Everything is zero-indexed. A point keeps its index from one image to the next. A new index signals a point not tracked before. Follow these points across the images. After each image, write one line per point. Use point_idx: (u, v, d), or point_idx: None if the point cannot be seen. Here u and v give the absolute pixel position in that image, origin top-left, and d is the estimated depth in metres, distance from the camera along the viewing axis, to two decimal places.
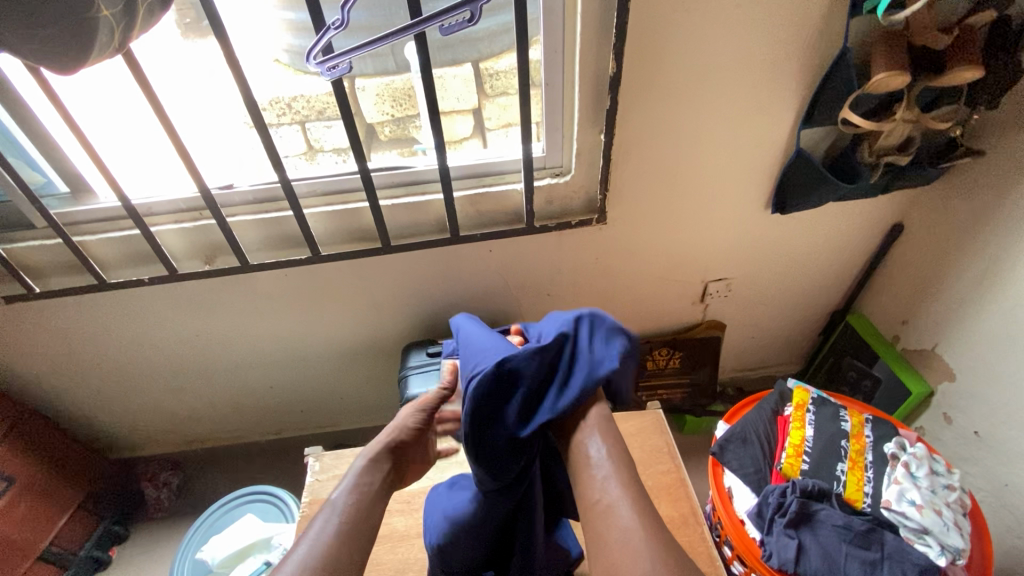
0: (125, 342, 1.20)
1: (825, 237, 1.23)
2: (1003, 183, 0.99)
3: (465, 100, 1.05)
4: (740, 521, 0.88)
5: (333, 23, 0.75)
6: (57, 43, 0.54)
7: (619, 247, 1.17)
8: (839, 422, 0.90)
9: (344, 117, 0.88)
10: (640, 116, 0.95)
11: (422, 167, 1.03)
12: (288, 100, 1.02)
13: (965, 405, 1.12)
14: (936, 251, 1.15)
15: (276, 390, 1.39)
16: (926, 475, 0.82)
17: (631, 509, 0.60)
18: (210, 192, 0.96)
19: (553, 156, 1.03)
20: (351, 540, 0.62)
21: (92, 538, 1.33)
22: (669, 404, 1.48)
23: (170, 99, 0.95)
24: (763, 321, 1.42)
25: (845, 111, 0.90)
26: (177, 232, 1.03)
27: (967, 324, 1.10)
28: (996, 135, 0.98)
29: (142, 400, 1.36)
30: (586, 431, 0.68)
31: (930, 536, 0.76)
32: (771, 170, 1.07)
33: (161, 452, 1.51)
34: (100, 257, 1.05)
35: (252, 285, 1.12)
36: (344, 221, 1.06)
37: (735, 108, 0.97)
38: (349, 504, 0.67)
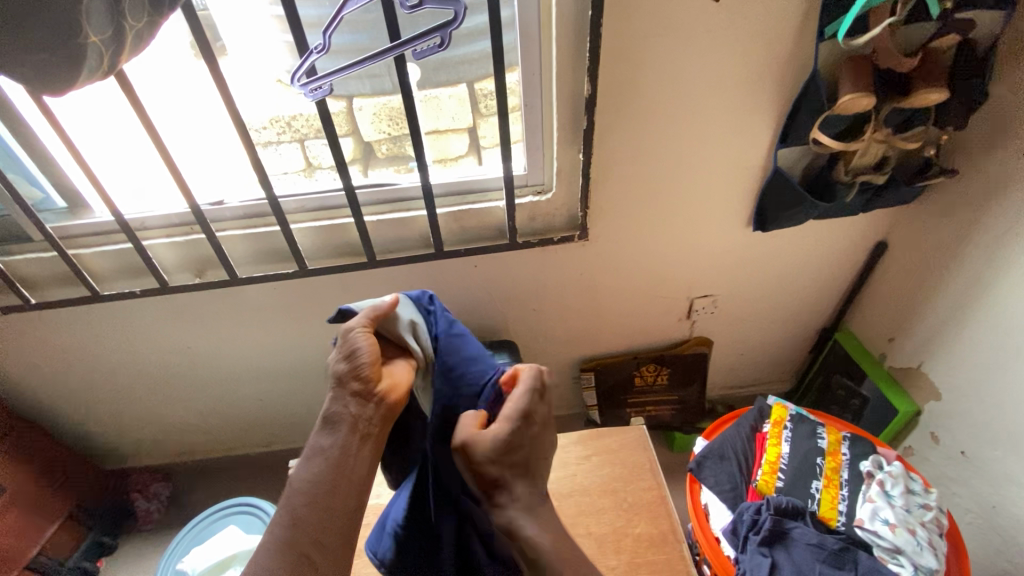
0: (117, 354, 1.23)
1: (810, 254, 1.23)
2: (981, 201, 0.99)
3: (460, 119, 1.07)
4: (716, 539, 0.89)
5: (316, 47, 0.77)
6: (47, 68, 0.58)
7: (603, 263, 1.19)
8: (815, 439, 0.91)
9: (329, 136, 0.92)
10: (618, 136, 0.98)
11: (406, 184, 1.06)
12: (288, 119, 1.05)
13: (952, 425, 1.11)
14: (920, 269, 1.15)
15: (266, 402, 1.40)
16: (901, 493, 0.81)
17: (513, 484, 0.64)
18: (201, 208, 0.99)
19: (535, 174, 1.06)
20: (314, 519, 0.64)
21: (81, 548, 1.34)
22: (657, 420, 1.47)
23: (166, 119, 0.99)
24: (752, 338, 1.42)
25: (815, 131, 0.93)
26: (169, 246, 1.06)
27: (951, 341, 1.10)
28: (974, 154, 0.99)
29: (134, 411, 1.38)
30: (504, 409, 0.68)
31: (904, 556, 0.76)
32: (750, 189, 1.09)
33: (153, 463, 1.53)
34: (94, 270, 1.08)
35: (241, 297, 1.15)
36: (331, 236, 1.09)
37: (711, 128, 0.99)
38: (310, 479, 0.66)
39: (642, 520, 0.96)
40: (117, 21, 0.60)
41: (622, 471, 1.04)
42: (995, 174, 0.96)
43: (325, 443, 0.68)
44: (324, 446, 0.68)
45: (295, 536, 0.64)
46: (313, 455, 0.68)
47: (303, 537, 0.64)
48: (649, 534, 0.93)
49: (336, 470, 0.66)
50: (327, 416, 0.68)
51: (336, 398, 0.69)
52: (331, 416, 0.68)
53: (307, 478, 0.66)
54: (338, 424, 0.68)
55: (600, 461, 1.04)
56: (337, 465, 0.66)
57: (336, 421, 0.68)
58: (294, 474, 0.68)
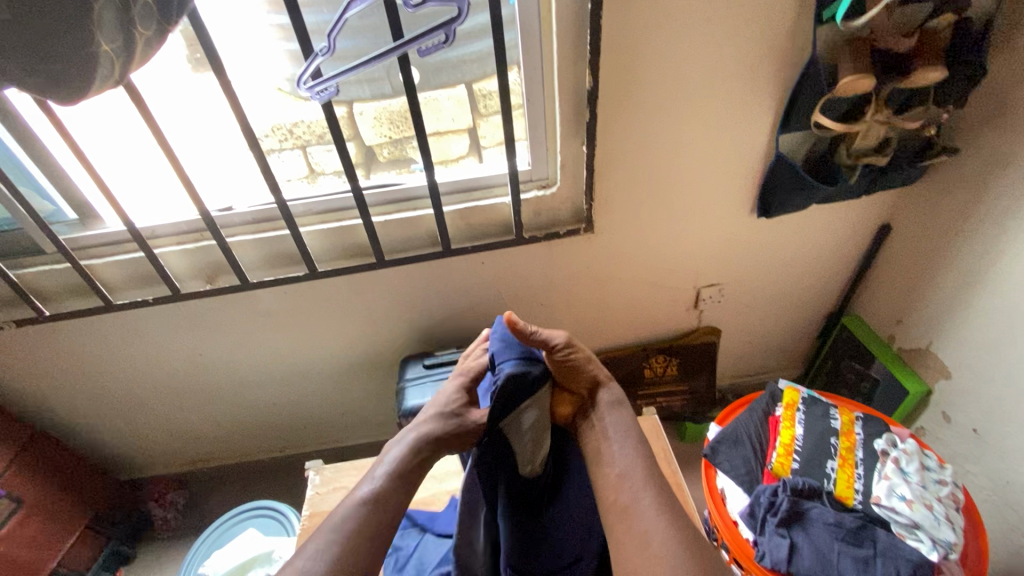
0: (130, 363, 1.24)
1: (814, 240, 1.24)
2: (982, 178, 1.00)
3: (460, 120, 1.09)
4: (734, 523, 0.89)
5: (320, 50, 0.78)
6: (62, 75, 0.59)
7: (610, 256, 1.20)
8: (828, 420, 0.93)
9: (335, 137, 0.93)
10: (621, 127, 0.99)
11: (411, 184, 1.07)
12: (291, 126, 1.06)
13: (963, 403, 1.11)
14: (923, 250, 1.16)
15: (279, 406, 1.41)
16: (916, 470, 0.83)
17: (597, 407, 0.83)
18: (211, 215, 1.01)
19: (539, 169, 1.07)
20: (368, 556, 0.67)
21: (100, 558, 1.35)
22: (668, 411, 1.48)
23: (173, 127, 1.00)
24: (759, 326, 1.42)
25: (816, 116, 0.94)
26: (180, 253, 1.07)
27: (958, 320, 1.10)
28: (972, 133, 1.00)
29: (148, 420, 1.39)
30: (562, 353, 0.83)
31: (922, 532, 0.77)
32: (753, 177, 1.10)
33: (168, 472, 1.53)
34: (107, 280, 1.09)
35: (252, 302, 1.16)
36: (339, 238, 1.10)
37: (712, 117, 1.00)
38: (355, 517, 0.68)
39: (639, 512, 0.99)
40: (128, 29, 0.61)
41: None
42: (995, 151, 0.97)
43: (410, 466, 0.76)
44: (408, 474, 0.75)
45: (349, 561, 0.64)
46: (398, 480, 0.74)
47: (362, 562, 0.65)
48: None
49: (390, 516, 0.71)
50: (427, 436, 0.78)
51: (438, 420, 0.80)
52: (426, 438, 0.78)
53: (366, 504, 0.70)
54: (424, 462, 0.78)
55: None
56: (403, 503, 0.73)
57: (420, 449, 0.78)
58: (377, 490, 0.72)
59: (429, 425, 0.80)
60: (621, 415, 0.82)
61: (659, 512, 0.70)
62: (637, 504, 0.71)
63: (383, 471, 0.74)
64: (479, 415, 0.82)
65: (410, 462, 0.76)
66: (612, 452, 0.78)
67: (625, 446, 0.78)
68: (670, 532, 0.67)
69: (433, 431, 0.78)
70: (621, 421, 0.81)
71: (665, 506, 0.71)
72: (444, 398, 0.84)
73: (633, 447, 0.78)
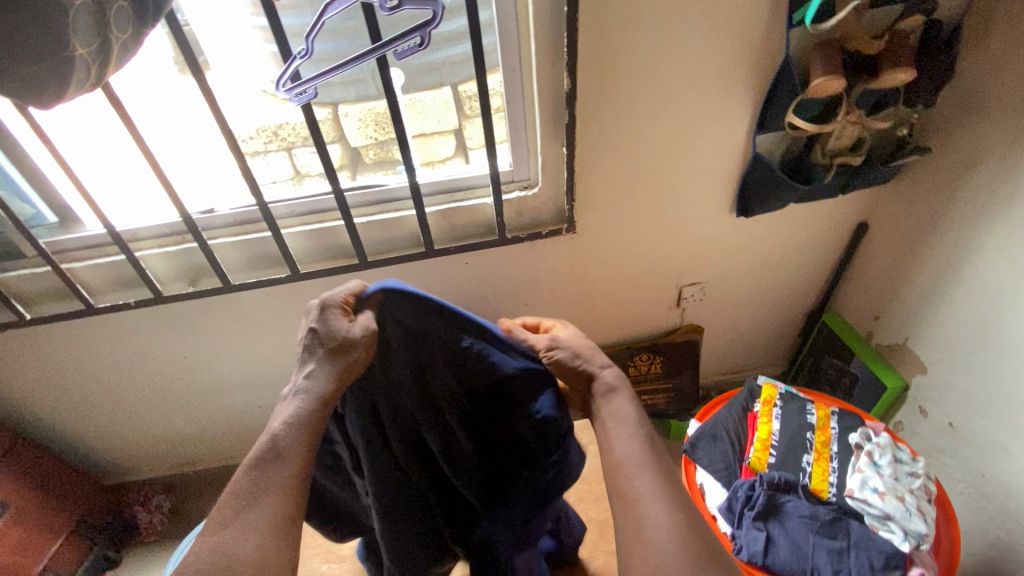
0: (113, 366, 1.23)
1: (793, 238, 1.26)
2: (954, 176, 1.03)
3: (446, 121, 1.10)
4: (713, 517, 0.90)
5: (299, 53, 0.78)
6: (37, 79, 0.59)
7: (592, 255, 1.21)
8: (805, 416, 0.94)
9: (316, 139, 0.93)
10: (599, 128, 1.00)
11: (393, 185, 1.08)
12: (275, 128, 1.06)
13: (939, 397, 1.13)
14: (899, 247, 1.18)
15: (264, 409, 1.41)
16: (889, 462, 0.84)
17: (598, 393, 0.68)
18: (192, 217, 1.01)
19: (521, 170, 1.08)
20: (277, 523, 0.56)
21: (86, 562, 1.34)
22: (653, 409, 1.49)
23: (155, 129, 1.01)
24: (742, 324, 1.44)
25: (789, 116, 0.96)
26: (162, 256, 1.07)
27: (934, 316, 1.12)
28: (943, 132, 1.02)
29: (133, 424, 1.38)
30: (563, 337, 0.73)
31: (893, 523, 0.79)
32: (732, 176, 1.12)
33: (153, 476, 1.52)
34: (88, 283, 1.09)
35: (236, 304, 1.16)
36: (323, 239, 1.11)
37: (689, 117, 1.01)
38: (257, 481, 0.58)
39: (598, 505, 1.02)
40: (103, 33, 0.61)
41: None
42: (966, 150, 0.99)
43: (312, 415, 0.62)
44: (307, 423, 0.62)
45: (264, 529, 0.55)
46: (299, 433, 0.61)
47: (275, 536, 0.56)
48: None
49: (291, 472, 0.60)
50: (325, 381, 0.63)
51: (328, 360, 0.63)
52: (322, 382, 0.63)
53: (259, 462, 0.59)
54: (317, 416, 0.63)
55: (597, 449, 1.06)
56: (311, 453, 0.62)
57: (320, 396, 0.63)
58: (280, 441, 0.61)
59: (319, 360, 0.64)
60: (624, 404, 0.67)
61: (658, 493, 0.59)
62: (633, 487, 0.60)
63: (278, 424, 0.62)
64: (365, 326, 0.64)
65: (314, 412, 0.63)
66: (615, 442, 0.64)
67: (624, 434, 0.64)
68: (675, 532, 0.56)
69: (320, 375, 0.63)
70: (622, 407, 0.67)
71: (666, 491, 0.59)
72: (319, 325, 0.65)
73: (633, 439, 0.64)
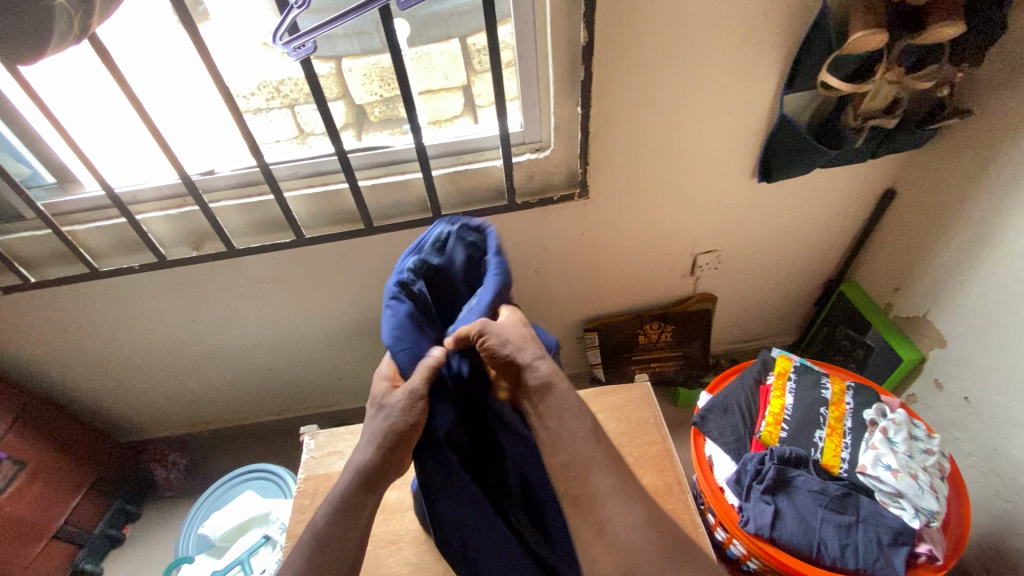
0: (122, 329, 1.24)
1: (815, 204, 1.21)
2: (994, 140, 0.96)
3: (454, 77, 1.03)
4: (720, 488, 0.90)
5: (295, 2, 0.73)
6: (15, 32, 0.55)
7: (605, 221, 1.17)
8: (820, 390, 0.93)
9: (316, 98, 0.88)
10: (617, 86, 0.94)
11: (398, 147, 1.03)
12: (277, 83, 1.01)
13: (956, 371, 1.11)
14: (928, 216, 1.12)
15: (274, 371, 1.41)
16: (904, 439, 0.83)
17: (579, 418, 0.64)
18: (191, 178, 0.97)
19: (532, 131, 1.03)
20: None
21: (105, 517, 1.38)
22: (661, 376, 1.48)
23: (150, 86, 0.96)
24: (756, 293, 1.41)
25: (823, 74, 0.89)
26: (163, 219, 1.05)
27: (959, 288, 1.08)
28: (987, 93, 0.95)
29: (145, 385, 1.40)
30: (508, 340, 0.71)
31: (905, 500, 0.78)
32: (755, 139, 1.06)
33: (168, 434, 1.56)
34: (91, 246, 1.08)
35: (241, 269, 1.14)
36: (326, 203, 1.07)
37: (712, 75, 0.95)
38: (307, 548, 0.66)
39: (648, 472, 0.97)
40: None
41: (626, 426, 1.05)
42: (1009, 113, 0.92)
43: (371, 470, 0.68)
44: (368, 476, 0.68)
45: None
46: (366, 489, 0.68)
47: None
48: (656, 486, 0.95)
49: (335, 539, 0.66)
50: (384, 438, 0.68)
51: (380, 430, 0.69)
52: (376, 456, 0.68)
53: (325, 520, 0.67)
54: (368, 481, 0.68)
55: (605, 417, 1.06)
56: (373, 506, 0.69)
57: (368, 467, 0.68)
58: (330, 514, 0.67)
59: (377, 423, 0.70)
60: (564, 397, 0.66)
61: (613, 472, 0.61)
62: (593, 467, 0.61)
63: (342, 482, 0.69)
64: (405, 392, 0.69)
65: (358, 486, 0.68)
66: (563, 436, 0.63)
67: (569, 418, 0.64)
68: (643, 521, 0.58)
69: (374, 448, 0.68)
70: (562, 402, 0.65)
71: (624, 485, 0.60)
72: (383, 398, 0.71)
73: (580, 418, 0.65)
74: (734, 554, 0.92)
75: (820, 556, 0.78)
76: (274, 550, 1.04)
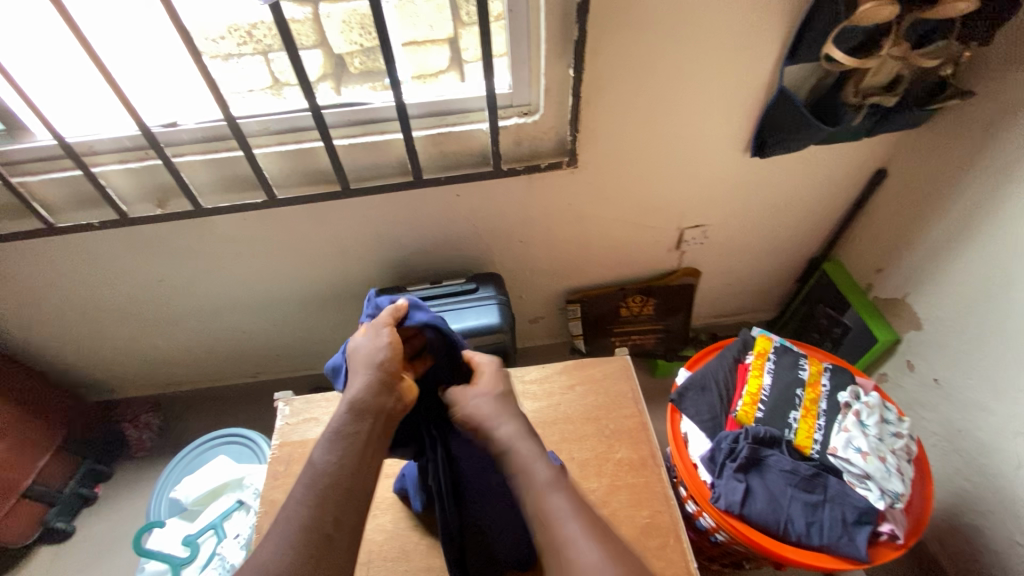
0: (85, 287, 1.18)
1: (805, 182, 1.19)
2: (991, 123, 0.94)
3: (440, 28, 0.96)
4: (693, 465, 0.92)
5: None
6: None
7: (593, 192, 1.13)
8: (797, 370, 0.94)
9: (288, 48, 0.81)
10: (612, 48, 0.88)
11: (378, 104, 0.96)
12: (249, 27, 0.92)
13: (928, 353, 1.12)
14: (917, 197, 1.11)
15: (249, 334, 1.38)
16: (875, 422, 0.85)
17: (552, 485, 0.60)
18: (152, 129, 0.90)
19: (522, 93, 0.97)
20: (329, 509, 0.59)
21: (76, 476, 1.35)
22: (641, 349, 1.49)
23: (103, 25, 0.87)
24: (740, 269, 1.40)
25: (828, 47, 0.86)
26: (124, 173, 0.98)
27: (939, 271, 1.08)
28: (988, 73, 0.93)
29: (114, 344, 1.35)
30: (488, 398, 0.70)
31: (872, 481, 0.80)
32: (751, 111, 1.02)
33: (140, 394, 1.53)
34: (45, 200, 1.00)
35: (211, 228, 1.08)
36: (301, 161, 1.01)
37: (712, 41, 0.90)
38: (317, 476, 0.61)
39: (623, 445, 0.98)
40: None
41: (604, 399, 1.05)
42: (1011, 94, 0.90)
43: (372, 388, 0.67)
44: (366, 398, 0.66)
45: (324, 506, 0.59)
46: (355, 411, 0.65)
47: (335, 510, 0.59)
48: (630, 458, 0.96)
49: (341, 458, 0.62)
50: (370, 363, 0.69)
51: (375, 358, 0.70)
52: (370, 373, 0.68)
53: (334, 454, 0.62)
54: (364, 403, 0.66)
55: (583, 390, 1.06)
56: (375, 431, 0.65)
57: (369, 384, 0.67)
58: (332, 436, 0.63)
59: (370, 354, 0.71)
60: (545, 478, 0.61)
61: (598, 550, 0.54)
62: (569, 544, 0.55)
63: (335, 413, 0.66)
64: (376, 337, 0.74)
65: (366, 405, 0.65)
66: (548, 510, 0.58)
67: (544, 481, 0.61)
68: None
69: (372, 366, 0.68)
70: (545, 483, 0.60)
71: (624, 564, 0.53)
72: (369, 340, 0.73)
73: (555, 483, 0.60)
74: (703, 526, 0.95)
75: (786, 532, 0.80)
76: (247, 514, 1.04)
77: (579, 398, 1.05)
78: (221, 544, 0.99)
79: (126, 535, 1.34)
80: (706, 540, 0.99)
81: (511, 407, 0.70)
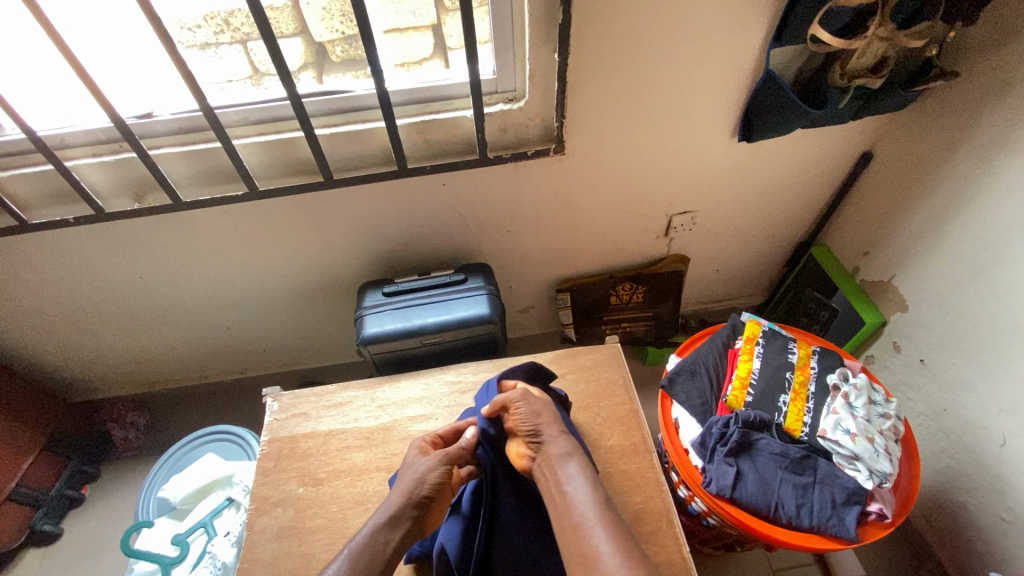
0: (62, 286, 1.15)
1: (792, 166, 1.18)
2: (976, 103, 0.94)
3: (423, 14, 0.94)
4: (684, 450, 0.93)
5: None
6: None
7: (581, 179, 1.12)
8: (786, 354, 0.94)
9: (266, 39, 0.79)
10: (598, 32, 0.87)
11: (360, 92, 0.94)
12: (225, 15, 0.89)
13: (914, 334, 1.13)
14: (903, 179, 1.12)
15: (234, 330, 1.36)
16: (864, 404, 0.85)
17: (588, 495, 0.73)
18: (126, 121, 0.88)
19: (506, 79, 0.95)
20: None
21: (62, 478, 1.32)
22: (631, 337, 1.49)
23: (70, 14, 0.84)
24: (729, 254, 1.40)
25: (814, 27, 0.86)
26: (98, 167, 0.95)
27: (925, 253, 1.09)
28: (973, 52, 0.92)
29: (96, 344, 1.33)
30: (541, 417, 0.83)
31: (861, 462, 0.81)
32: (737, 95, 1.01)
33: (126, 393, 1.50)
34: (17, 196, 0.97)
35: (191, 222, 1.06)
36: (281, 152, 0.99)
37: (697, 25, 0.89)
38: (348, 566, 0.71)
39: (615, 432, 0.98)
40: None
41: (595, 387, 1.05)
42: (997, 74, 0.89)
43: (415, 499, 0.78)
44: (406, 512, 0.77)
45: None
46: (392, 523, 0.75)
47: None
48: (621, 445, 0.96)
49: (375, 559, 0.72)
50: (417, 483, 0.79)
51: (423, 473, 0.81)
52: (413, 489, 0.79)
53: (367, 549, 0.73)
54: (404, 510, 0.77)
55: (574, 378, 1.06)
56: (403, 543, 0.75)
57: (413, 496, 0.78)
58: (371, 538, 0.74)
59: (416, 469, 0.82)
60: (579, 483, 0.74)
61: (617, 551, 0.66)
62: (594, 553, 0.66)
63: (373, 517, 0.77)
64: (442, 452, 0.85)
65: (406, 516, 0.76)
66: (575, 504, 0.72)
67: (579, 485, 0.74)
68: None
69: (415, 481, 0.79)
70: (575, 482, 0.74)
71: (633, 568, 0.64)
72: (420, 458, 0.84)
73: (588, 487, 0.74)
74: (695, 510, 0.96)
75: (777, 514, 0.81)
76: (238, 512, 1.03)
77: (570, 386, 1.05)
78: (212, 541, 0.98)
79: (114, 535, 1.32)
80: (699, 524, 0.99)
81: (547, 418, 0.83)
